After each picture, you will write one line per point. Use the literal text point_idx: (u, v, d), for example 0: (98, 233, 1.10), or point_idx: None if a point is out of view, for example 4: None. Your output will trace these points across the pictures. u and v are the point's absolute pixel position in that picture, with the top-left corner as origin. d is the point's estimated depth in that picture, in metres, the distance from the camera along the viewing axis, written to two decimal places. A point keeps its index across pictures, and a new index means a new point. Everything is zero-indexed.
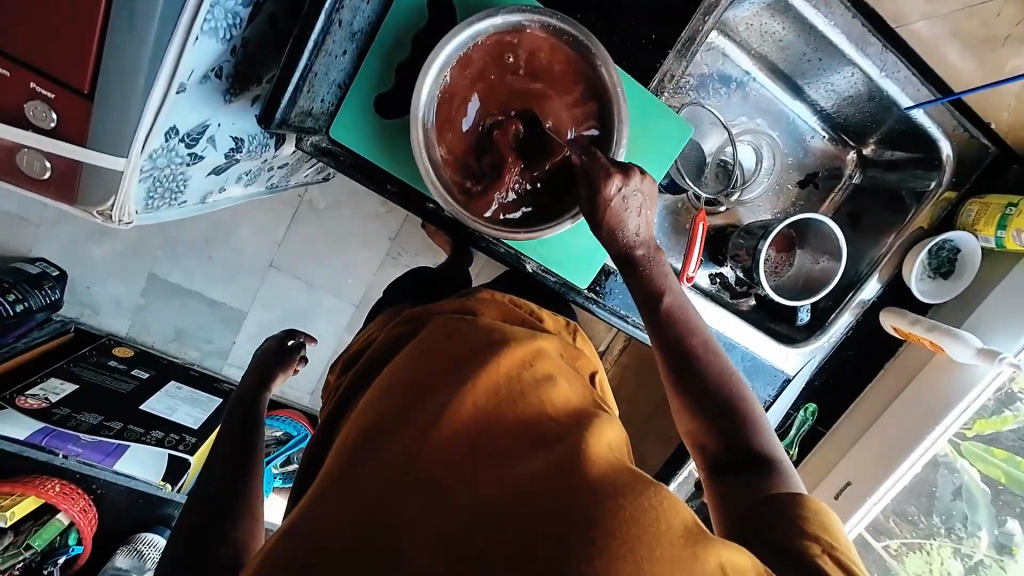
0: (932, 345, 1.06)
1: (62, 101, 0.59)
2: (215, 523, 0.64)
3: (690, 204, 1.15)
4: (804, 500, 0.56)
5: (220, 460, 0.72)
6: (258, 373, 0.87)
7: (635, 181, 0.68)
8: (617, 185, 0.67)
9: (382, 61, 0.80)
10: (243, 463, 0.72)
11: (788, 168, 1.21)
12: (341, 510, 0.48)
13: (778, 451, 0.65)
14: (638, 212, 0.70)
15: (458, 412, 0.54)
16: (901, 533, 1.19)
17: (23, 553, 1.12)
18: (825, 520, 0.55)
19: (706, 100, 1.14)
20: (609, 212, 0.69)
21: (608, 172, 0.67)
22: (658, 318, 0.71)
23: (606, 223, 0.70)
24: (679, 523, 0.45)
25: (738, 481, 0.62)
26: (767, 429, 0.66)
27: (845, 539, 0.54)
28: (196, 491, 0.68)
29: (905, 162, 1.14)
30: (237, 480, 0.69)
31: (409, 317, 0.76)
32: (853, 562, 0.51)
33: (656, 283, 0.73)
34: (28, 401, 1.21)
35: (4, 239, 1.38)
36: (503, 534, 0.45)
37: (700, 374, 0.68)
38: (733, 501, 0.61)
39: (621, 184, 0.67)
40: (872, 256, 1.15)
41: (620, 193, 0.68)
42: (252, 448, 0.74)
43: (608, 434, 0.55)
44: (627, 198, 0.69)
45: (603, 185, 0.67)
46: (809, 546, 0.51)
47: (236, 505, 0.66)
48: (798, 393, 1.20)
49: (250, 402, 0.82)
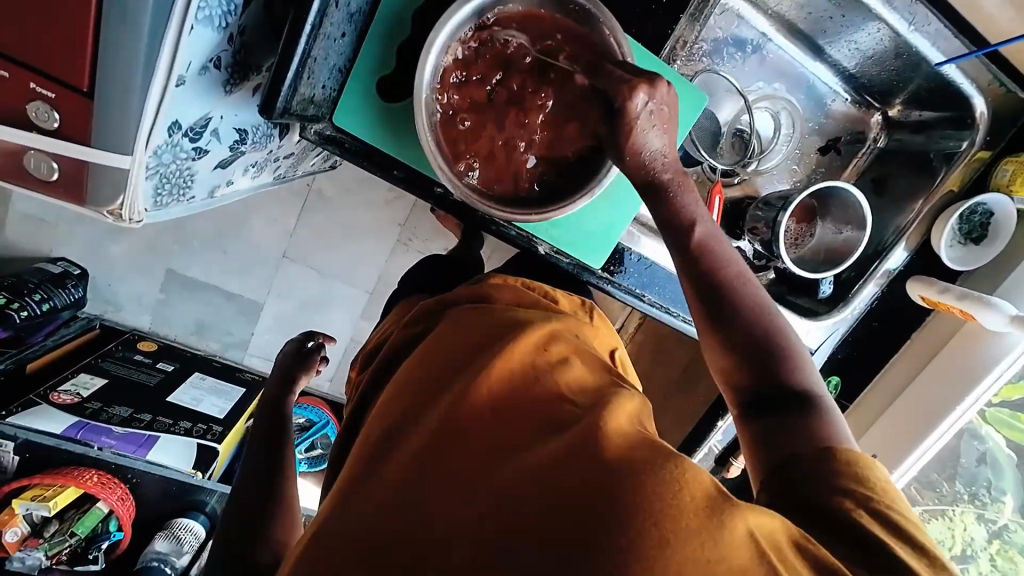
0: (963, 314, 1.02)
1: (64, 102, 0.59)
2: (254, 516, 0.66)
3: (705, 176, 1.11)
4: (836, 450, 0.51)
5: (255, 464, 0.73)
6: (281, 376, 0.87)
7: (659, 93, 0.60)
8: (642, 97, 0.59)
9: (384, 43, 0.78)
10: (270, 460, 0.73)
11: (809, 134, 1.16)
12: (365, 507, 0.49)
13: (819, 387, 0.58)
14: (661, 129, 0.62)
15: (473, 401, 0.53)
16: (923, 499, 1.16)
17: (68, 540, 1.18)
18: (862, 471, 0.50)
19: (720, 66, 1.08)
20: (632, 134, 0.61)
21: (630, 87, 0.59)
22: (684, 254, 0.63)
23: (628, 149, 0.62)
24: (703, 488, 0.43)
25: (772, 421, 0.57)
26: (808, 363, 0.59)
27: (881, 486, 0.50)
28: (237, 487, 0.70)
29: (934, 123, 1.08)
30: (268, 476, 0.71)
31: (425, 310, 0.75)
32: (894, 509, 0.48)
33: (686, 213, 0.64)
34: (61, 396, 1.25)
35: (27, 240, 1.41)
36: (521, 518, 0.44)
37: (733, 309, 0.61)
38: (768, 442, 0.56)
39: (646, 96, 0.59)
40: (897, 223, 1.11)
41: (646, 107, 0.60)
42: (280, 445, 0.76)
43: (626, 409, 0.53)
44: (651, 113, 0.60)
45: (626, 104, 0.59)
46: (844, 503, 0.47)
47: (275, 499, 0.68)
48: (819, 367, 1.18)
49: (275, 404, 0.83)
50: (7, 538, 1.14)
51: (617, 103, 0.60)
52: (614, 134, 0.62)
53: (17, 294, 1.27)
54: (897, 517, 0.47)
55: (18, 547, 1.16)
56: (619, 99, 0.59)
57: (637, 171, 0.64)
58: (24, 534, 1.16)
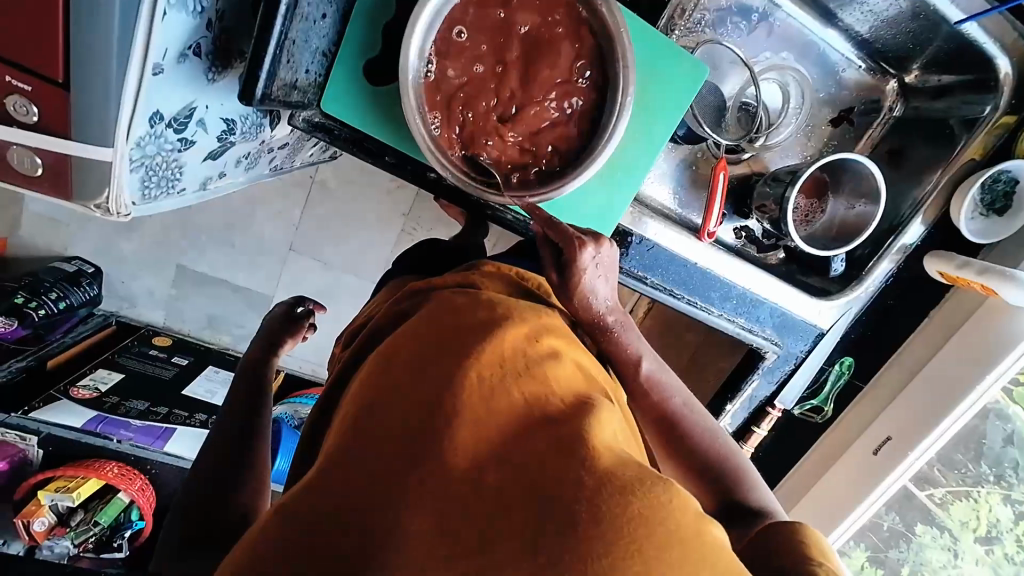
0: (983, 289, 0.98)
1: (40, 93, 0.58)
2: (224, 479, 0.65)
3: (709, 153, 1.06)
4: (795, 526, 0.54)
5: (225, 441, 0.71)
6: (266, 340, 0.86)
7: (603, 250, 0.68)
8: (591, 252, 0.67)
9: (368, 22, 0.75)
10: (252, 433, 0.72)
11: (819, 105, 1.10)
12: (330, 500, 0.45)
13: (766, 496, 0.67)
14: (606, 278, 0.69)
15: (458, 391, 0.49)
16: (946, 481, 1.13)
17: (93, 527, 1.20)
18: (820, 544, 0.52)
19: (725, 37, 1.02)
20: (576, 285, 0.68)
21: (581, 242, 0.66)
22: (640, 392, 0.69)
23: (575, 293, 0.68)
24: (689, 515, 0.43)
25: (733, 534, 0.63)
26: (750, 470, 0.68)
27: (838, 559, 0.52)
28: (206, 449, 0.70)
29: (954, 88, 1.03)
30: (241, 450, 0.70)
31: (410, 291, 0.71)
32: None
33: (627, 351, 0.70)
34: (81, 392, 1.28)
35: (41, 240, 1.44)
36: (502, 524, 0.42)
37: (685, 441, 0.68)
38: None
39: (594, 251, 0.67)
40: (915, 196, 1.06)
41: (593, 260, 0.67)
42: (257, 412, 0.75)
43: (611, 419, 0.51)
44: (596, 265, 0.68)
45: (579, 257, 0.66)
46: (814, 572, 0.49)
47: (240, 469, 0.67)
48: (834, 347, 1.15)
49: (257, 374, 0.81)
50: (35, 527, 1.17)
51: (567, 254, 0.67)
52: (564, 280, 0.68)
53: (34, 293, 1.31)
54: None
55: (47, 536, 1.19)
56: (569, 252, 0.66)
57: (580, 314, 0.69)
58: (52, 523, 1.19)
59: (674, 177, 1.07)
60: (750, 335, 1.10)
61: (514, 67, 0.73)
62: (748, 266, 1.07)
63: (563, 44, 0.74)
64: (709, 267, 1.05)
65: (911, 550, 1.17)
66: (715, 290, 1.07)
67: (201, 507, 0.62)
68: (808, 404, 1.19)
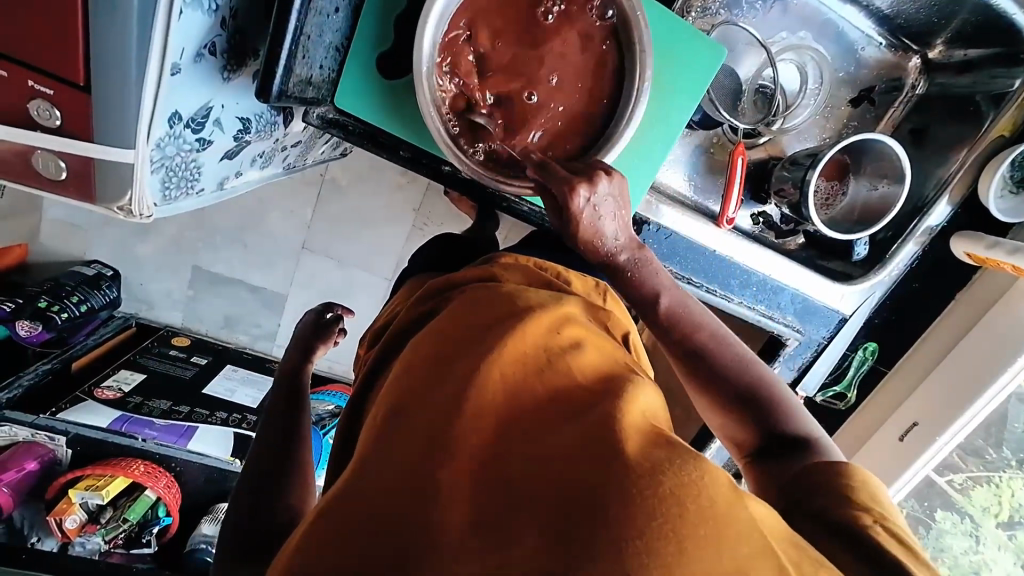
0: (1013, 269, 0.95)
1: (62, 97, 0.59)
2: (266, 489, 0.66)
3: (724, 139, 1.04)
4: (845, 469, 0.52)
5: (270, 450, 0.71)
6: (300, 347, 0.87)
7: (602, 186, 0.64)
8: (583, 195, 0.63)
9: (381, 15, 0.75)
10: (294, 438, 0.73)
11: (839, 85, 1.07)
12: (364, 501, 0.46)
13: (813, 427, 0.62)
14: (614, 214, 0.66)
15: (483, 387, 0.48)
16: (968, 467, 1.11)
17: (122, 525, 1.19)
18: (870, 489, 0.51)
19: (740, 18, 1.00)
20: (581, 226, 0.65)
21: (571, 185, 0.63)
22: (661, 324, 0.66)
23: (581, 236, 0.66)
24: (726, 490, 0.41)
25: (769, 465, 0.60)
26: (796, 406, 0.63)
27: (890, 505, 0.50)
28: (253, 456, 0.71)
29: (980, 62, 1.00)
30: (284, 455, 0.70)
31: (431, 288, 0.71)
32: (905, 531, 0.47)
33: (647, 285, 0.67)
34: (105, 392, 1.30)
35: (61, 245, 1.46)
36: (536, 516, 0.42)
37: (719, 376, 0.64)
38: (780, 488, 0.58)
39: (588, 194, 0.63)
40: (939, 175, 1.04)
41: (588, 203, 0.64)
42: (298, 418, 0.76)
43: (641, 398, 0.50)
44: (597, 205, 0.64)
45: (569, 200, 0.63)
46: (860, 517, 0.47)
47: (285, 476, 0.68)
48: (856, 332, 1.13)
49: (293, 377, 0.82)
50: (67, 525, 1.15)
51: (559, 201, 0.64)
52: (564, 228, 0.66)
53: (56, 297, 1.32)
54: (910, 537, 0.47)
55: (79, 532, 1.17)
56: (561, 198, 0.63)
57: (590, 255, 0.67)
58: (83, 521, 1.17)
59: (689, 163, 1.05)
60: (771, 322, 1.08)
61: (532, 59, 0.72)
62: (767, 251, 1.05)
63: (586, 29, 0.73)
64: (731, 256, 1.04)
65: (932, 537, 1.15)
66: (734, 279, 1.05)
67: (251, 511, 0.64)
68: (830, 390, 1.17)
